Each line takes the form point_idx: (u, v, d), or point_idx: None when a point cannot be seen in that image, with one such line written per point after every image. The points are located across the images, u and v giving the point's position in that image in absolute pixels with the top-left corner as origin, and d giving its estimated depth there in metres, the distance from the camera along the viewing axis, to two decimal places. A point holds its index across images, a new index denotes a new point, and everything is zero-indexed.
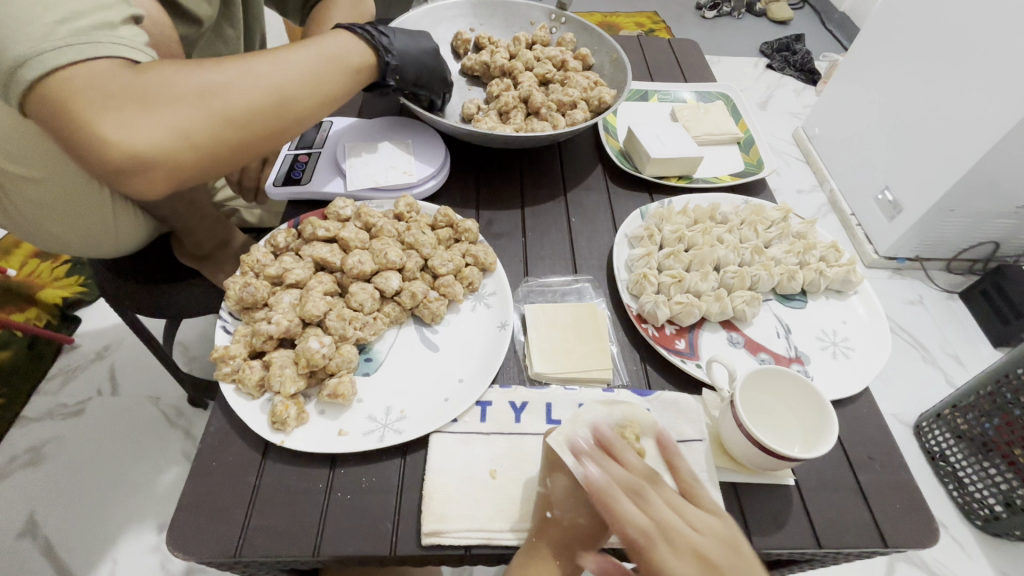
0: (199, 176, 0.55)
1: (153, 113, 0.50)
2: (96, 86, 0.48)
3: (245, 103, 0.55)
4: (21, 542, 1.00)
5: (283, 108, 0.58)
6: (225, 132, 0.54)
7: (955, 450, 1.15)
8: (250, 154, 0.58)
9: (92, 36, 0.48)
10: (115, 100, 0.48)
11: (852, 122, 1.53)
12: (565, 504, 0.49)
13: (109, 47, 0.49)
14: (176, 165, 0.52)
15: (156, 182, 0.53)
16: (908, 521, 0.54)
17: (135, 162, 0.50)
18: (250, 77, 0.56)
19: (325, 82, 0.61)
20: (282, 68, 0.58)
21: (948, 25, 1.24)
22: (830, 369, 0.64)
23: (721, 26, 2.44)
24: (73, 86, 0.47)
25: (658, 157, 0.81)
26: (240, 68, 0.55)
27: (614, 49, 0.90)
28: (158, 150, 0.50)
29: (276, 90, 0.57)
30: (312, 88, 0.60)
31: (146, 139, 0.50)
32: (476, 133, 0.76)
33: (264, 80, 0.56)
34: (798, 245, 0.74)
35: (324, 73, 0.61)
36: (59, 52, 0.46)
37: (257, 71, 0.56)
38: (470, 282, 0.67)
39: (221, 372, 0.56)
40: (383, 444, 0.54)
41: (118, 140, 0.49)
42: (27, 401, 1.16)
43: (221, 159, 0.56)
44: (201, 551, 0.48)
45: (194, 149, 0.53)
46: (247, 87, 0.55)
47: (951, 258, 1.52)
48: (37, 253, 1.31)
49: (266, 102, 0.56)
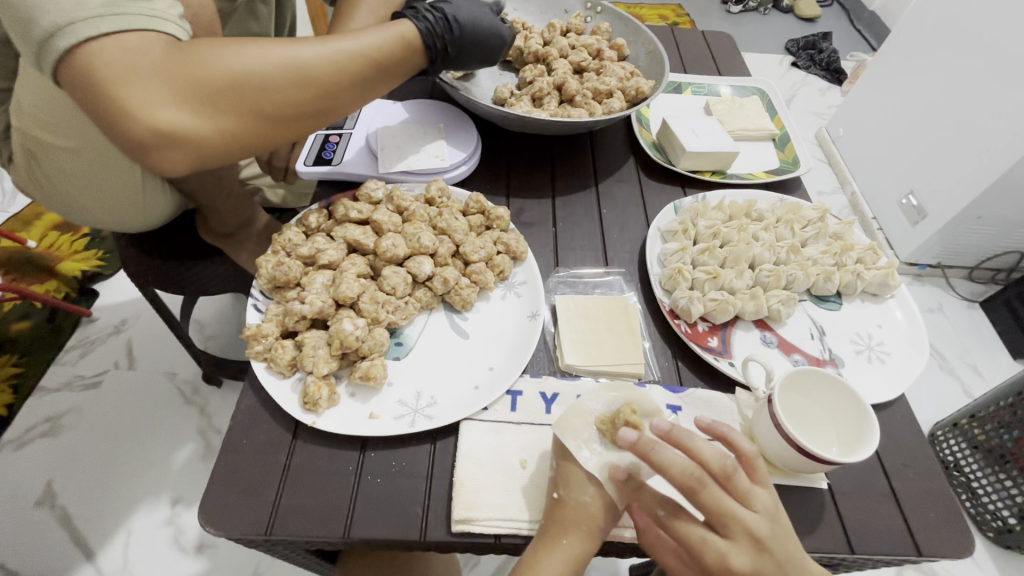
0: (222, 158, 0.54)
1: (181, 95, 0.48)
2: (129, 60, 0.47)
3: (281, 97, 0.52)
4: (38, 510, 1.01)
5: (317, 104, 0.55)
6: (254, 122, 0.52)
7: (970, 461, 1.14)
8: (277, 140, 0.56)
9: (124, 8, 0.47)
10: (144, 76, 0.47)
11: (881, 122, 1.49)
12: (570, 484, 0.48)
13: (144, 20, 0.48)
14: (200, 148, 0.51)
15: (179, 164, 0.52)
16: (944, 530, 0.53)
17: (156, 141, 0.49)
18: (290, 69, 0.52)
19: (369, 85, 0.57)
20: (327, 64, 0.53)
21: (987, 29, 1.20)
22: (866, 374, 0.63)
23: (747, 21, 2.39)
24: (102, 59, 0.46)
25: (693, 150, 0.80)
26: (282, 55, 0.52)
27: (651, 40, 0.89)
28: (181, 132, 0.49)
29: (315, 87, 0.53)
30: (353, 90, 0.56)
31: (171, 119, 0.48)
32: (511, 118, 0.75)
33: (303, 74, 0.52)
34: (836, 246, 0.72)
35: (370, 75, 0.57)
36: (89, 23, 0.46)
37: (297, 63, 0.52)
38: (501, 270, 0.66)
39: (253, 350, 0.55)
40: (413, 429, 0.53)
41: (144, 118, 0.48)
42: (46, 371, 1.17)
43: (246, 144, 0.54)
44: (232, 527, 0.48)
45: (219, 135, 0.51)
46: (286, 79, 0.52)
47: (975, 266, 1.49)
48: (59, 226, 1.36)
49: (303, 98, 0.53)
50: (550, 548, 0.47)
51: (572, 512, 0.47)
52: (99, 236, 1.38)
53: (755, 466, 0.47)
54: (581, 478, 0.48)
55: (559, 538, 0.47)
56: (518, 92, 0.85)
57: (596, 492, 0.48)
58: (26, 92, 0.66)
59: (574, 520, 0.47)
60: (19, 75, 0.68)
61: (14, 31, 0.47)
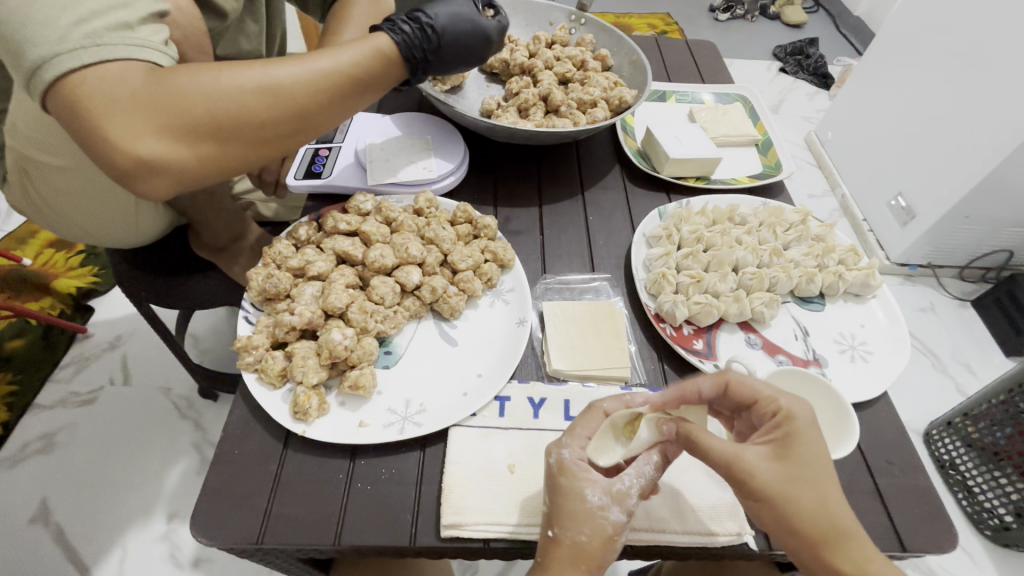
0: (206, 181, 0.56)
1: (162, 124, 0.50)
2: (110, 91, 0.48)
3: (260, 120, 0.53)
4: (33, 528, 1.01)
5: (296, 123, 0.56)
6: (236, 145, 0.54)
7: (965, 459, 1.15)
8: (259, 160, 0.57)
9: (109, 38, 0.48)
10: (125, 105, 0.48)
11: (870, 126, 1.51)
12: (564, 522, 0.46)
13: (128, 49, 0.49)
14: (183, 174, 0.53)
15: (165, 188, 0.53)
16: (927, 527, 0.54)
17: (140, 169, 0.50)
18: (269, 92, 0.53)
19: (347, 101, 0.59)
20: (306, 84, 0.55)
21: (969, 33, 1.22)
22: (849, 373, 0.64)
23: (735, 29, 2.43)
24: (85, 91, 0.47)
25: (676, 157, 0.81)
26: (259, 78, 0.53)
27: (634, 50, 0.90)
28: (164, 161, 0.51)
29: (294, 109, 0.55)
30: (331, 108, 0.58)
31: (153, 148, 0.50)
32: (496, 129, 0.76)
33: (281, 96, 0.54)
34: (817, 248, 0.73)
35: (348, 92, 0.58)
36: (73, 54, 0.46)
37: (276, 86, 0.53)
38: (489, 278, 0.67)
39: (244, 361, 0.56)
40: (402, 436, 0.54)
41: (127, 148, 0.49)
42: (40, 388, 1.18)
43: (228, 166, 0.55)
44: (223, 537, 0.48)
45: (201, 161, 0.53)
46: (264, 103, 0.53)
47: (965, 266, 1.51)
48: (54, 244, 1.37)
49: (283, 118, 0.55)
50: None
51: (567, 550, 0.46)
52: (94, 252, 1.38)
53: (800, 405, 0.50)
54: (582, 513, 0.46)
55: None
56: (504, 103, 0.87)
57: (592, 527, 0.46)
58: (20, 113, 0.67)
59: (567, 557, 0.46)
60: (13, 97, 0.69)
61: (6, 58, 0.48)
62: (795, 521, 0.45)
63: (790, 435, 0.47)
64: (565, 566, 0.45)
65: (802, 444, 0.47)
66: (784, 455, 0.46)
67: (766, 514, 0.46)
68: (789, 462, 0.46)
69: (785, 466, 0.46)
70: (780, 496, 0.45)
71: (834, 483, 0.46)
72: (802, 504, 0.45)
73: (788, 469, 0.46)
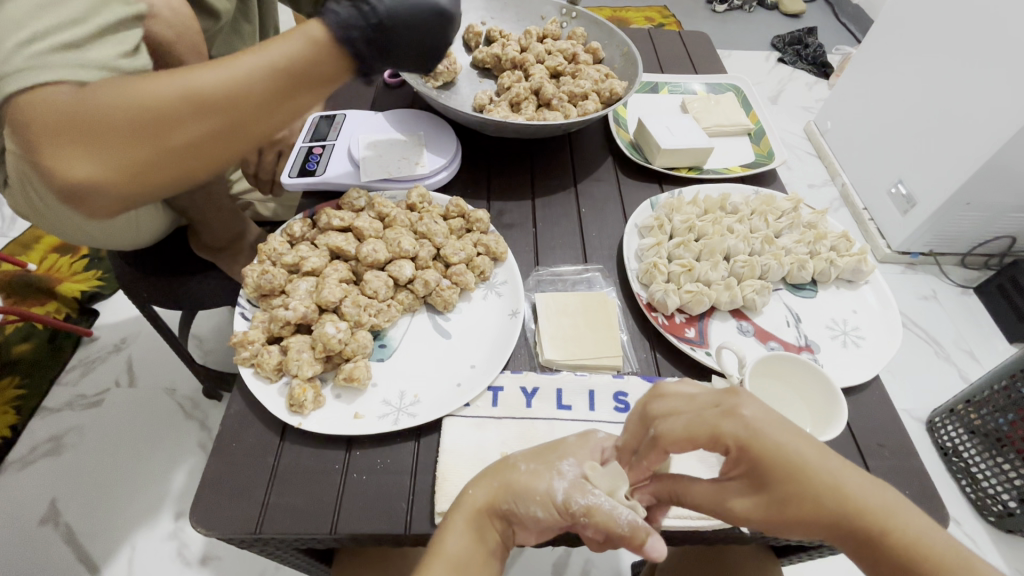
0: (159, 196, 0.52)
1: (91, 147, 0.46)
2: (36, 114, 0.44)
3: (196, 133, 0.48)
4: (43, 529, 1.03)
5: (240, 130, 0.50)
6: (179, 163, 0.49)
7: (968, 445, 1.14)
8: (211, 170, 0.52)
9: (47, 61, 0.44)
10: (49, 130, 0.45)
11: (869, 114, 1.50)
12: (535, 458, 0.47)
13: (67, 71, 0.45)
14: (129, 194, 0.49)
15: (116, 207, 0.51)
16: (921, 507, 0.54)
17: (82, 195, 0.48)
18: (200, 101, 0.47)
19: (295, 101, 0.51)
20: (235, 86, 0.47)
21: (966, 17, 1.22)
22: (841, 358, 0.65)
23: (733, 20, 2.42)
24: (17, 116, 0.45)
25: (668, 148, 0.81)
26: (188, 86, 0.46)
27: (625, 42, 0.91)
28: (102, 184, 0.47)
29: (233, 117, 0.48)
30: (277, 109, 0.50)
31: (86, 173, 0.46)
32: (487, 124, 0.76)
33: (214, 104, 0.47)
34: (809, 235, 0.74)
35: (294, 90, 0.50)
36: (7, 77, 0.44)
37: (207, 95, 0.47)
38: (482, 271, 0.67)
39: (240, 356, 0.57)
40: (397, 427, 0.55)
41: (62, 175, 0.46)
42: (48, 391, 1.19)
43: (176, 181, 0.51)
44: (222, 527, 0.49)
45: (142, 182, 0.49)
46: (198, 113, 0.47)
47: (967, 253, 1.50)
48: (58, 248, 1.39)
49: (222, 128, 0.48)
50: (460, 501, 0.47)
51: (504, 475, 0.47)
52: (98, 256, 1.40)
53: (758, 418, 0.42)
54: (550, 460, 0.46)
55: (467, 491, 0.47)
56: (497, 98, 0.87)
57: (544, 476, 0.45)
58: None
59: (497, 475, 0.47)
60: None
61: None
62: (817, 532, 0.41)
63: (755, 462, 0.41)
64: (481, 488, 0.47)
65: (770, 468, 0.41)
66: (760, 480, 0.41)
67: (788, 532, 0.42)
68: (769, 486, 0.41)
69: (765, 491, 0.41)
70: (787, 519, 0.41)
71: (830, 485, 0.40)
72: (814, 515, 0.41)
73: (770, 492, 0.41)
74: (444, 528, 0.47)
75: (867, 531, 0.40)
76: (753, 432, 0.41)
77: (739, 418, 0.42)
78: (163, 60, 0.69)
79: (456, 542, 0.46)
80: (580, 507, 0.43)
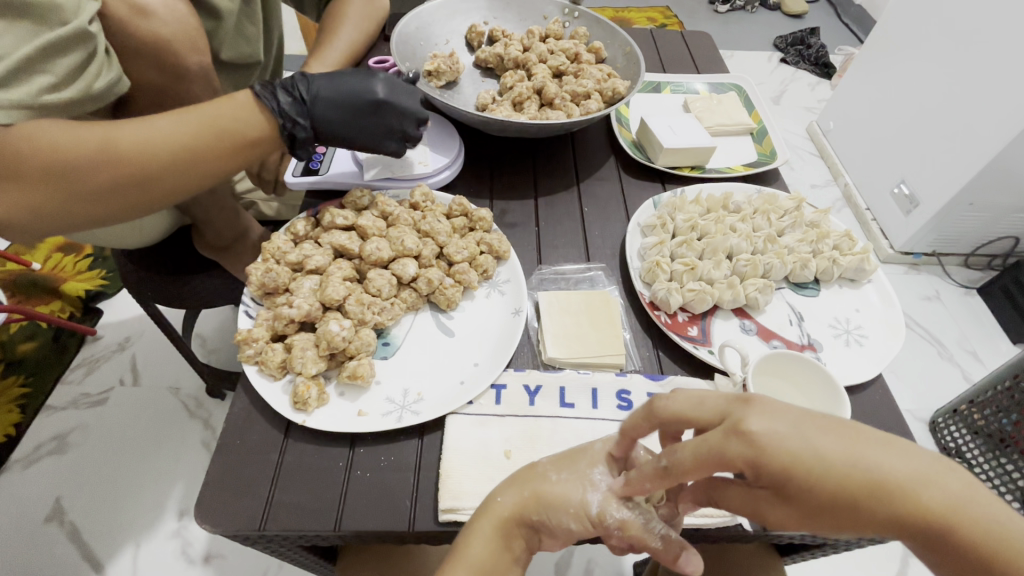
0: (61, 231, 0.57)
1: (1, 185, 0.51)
2: None
3: (100, 182, 0.55)
4: (48, 527, 1.03)
5: (144, 185, 0.57)
6: (82, 205, 0.55)
7: (971, 445, 1.14)
8: (114, 217, 0.59)
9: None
10: None
11: (872, 114, 1.50)
12: (561, 467, 0.46)
13: None
14: (31, 227, 0.55)
15: (32, 237, 0.57)
16: None
17: None
18: (107, 156, 0.54)
19: (200, 167, 0.60)
20: (146, 147, 0.56)
21: (969, 17, 1.22)
22: (844, 356, 0.65)
23: (735, 20, 2.42)
24: None
25: (671, 147, 0.81)
26: (98, 141, 0.54)
27: (627, 41, 0.91)
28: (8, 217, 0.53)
29: (138, 172, 0.56)
30: (181, 171, 0.59)
31: None
32: (490, 123, 0.77)
33: (122, 160, 0.55)
34: (812, 234, 0.74)
35: (199, 158, 0.59)
36: None
37: (116, 152, 0.55)
38: (484, 269, 0.68)
39: (245, 354, 0.58)
40: (400, 424, 0.55)
41: None
42: (52, 390, 1.20)
43: (81, 221, 0.57)
44: (226, 525, 0.49)
45: (45, 218, 0.55)
46: (107, 168, 0.54)
47: (971, 253, 1.50)
48: (63, 247, 1.40)
49: (125, 181, 0.56)
50: (483, 513, 0.46)
51: (534, 486, 0.46)
52: (103, 256, 1.41)
53: (767, 425, 0.35)
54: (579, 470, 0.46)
55: (492, 499, 0.46)
56: (499, 98, 0.87)
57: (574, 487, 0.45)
58: None
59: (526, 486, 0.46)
60: None
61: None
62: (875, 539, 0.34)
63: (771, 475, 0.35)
64: (509, 496, 0.46)
65: (798, 483, 0.34)
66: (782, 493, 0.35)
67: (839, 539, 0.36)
68: (795, 498, 0.35)
69: (794, 504, 0.35)
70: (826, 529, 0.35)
71: (870, 491, 0.33)
72: (858, 525, 0.34)
73: (796, 503, 0.35)
74: (469, 529, 0.46)
75: (930, 534, 0.33)
76: (759, 445, 0.34)
77: (743, 433, 0.35)
78: (164, 59, 0.69)
79: (478, 548, 0.45)
80: (615, 520, 0.43)
